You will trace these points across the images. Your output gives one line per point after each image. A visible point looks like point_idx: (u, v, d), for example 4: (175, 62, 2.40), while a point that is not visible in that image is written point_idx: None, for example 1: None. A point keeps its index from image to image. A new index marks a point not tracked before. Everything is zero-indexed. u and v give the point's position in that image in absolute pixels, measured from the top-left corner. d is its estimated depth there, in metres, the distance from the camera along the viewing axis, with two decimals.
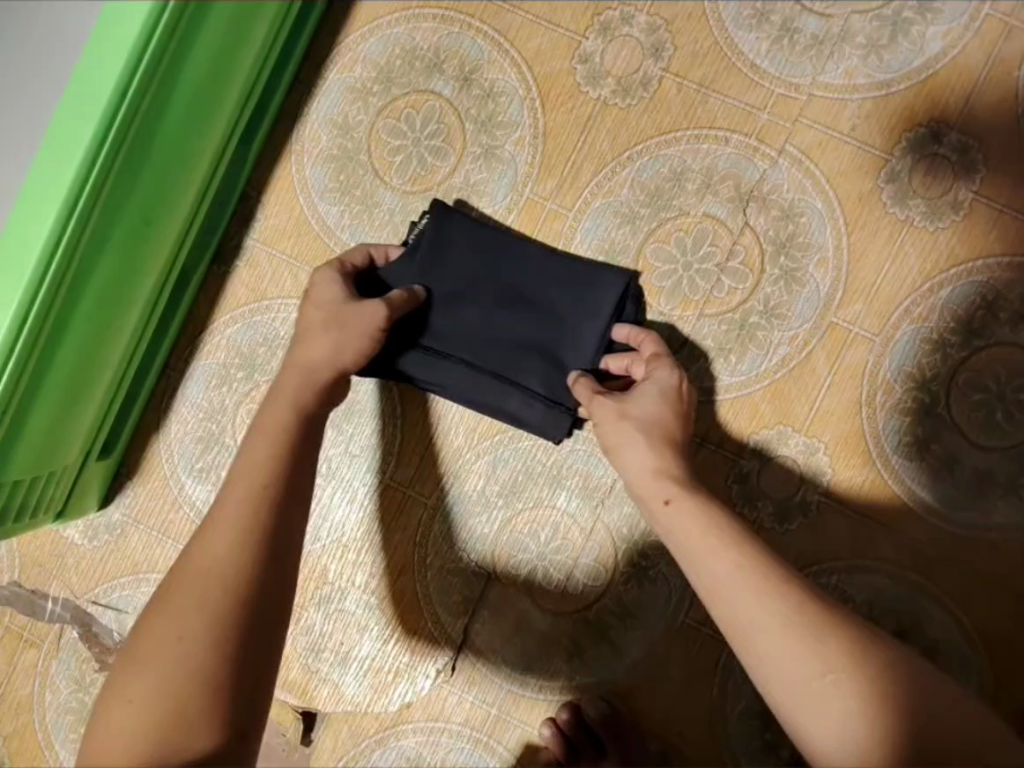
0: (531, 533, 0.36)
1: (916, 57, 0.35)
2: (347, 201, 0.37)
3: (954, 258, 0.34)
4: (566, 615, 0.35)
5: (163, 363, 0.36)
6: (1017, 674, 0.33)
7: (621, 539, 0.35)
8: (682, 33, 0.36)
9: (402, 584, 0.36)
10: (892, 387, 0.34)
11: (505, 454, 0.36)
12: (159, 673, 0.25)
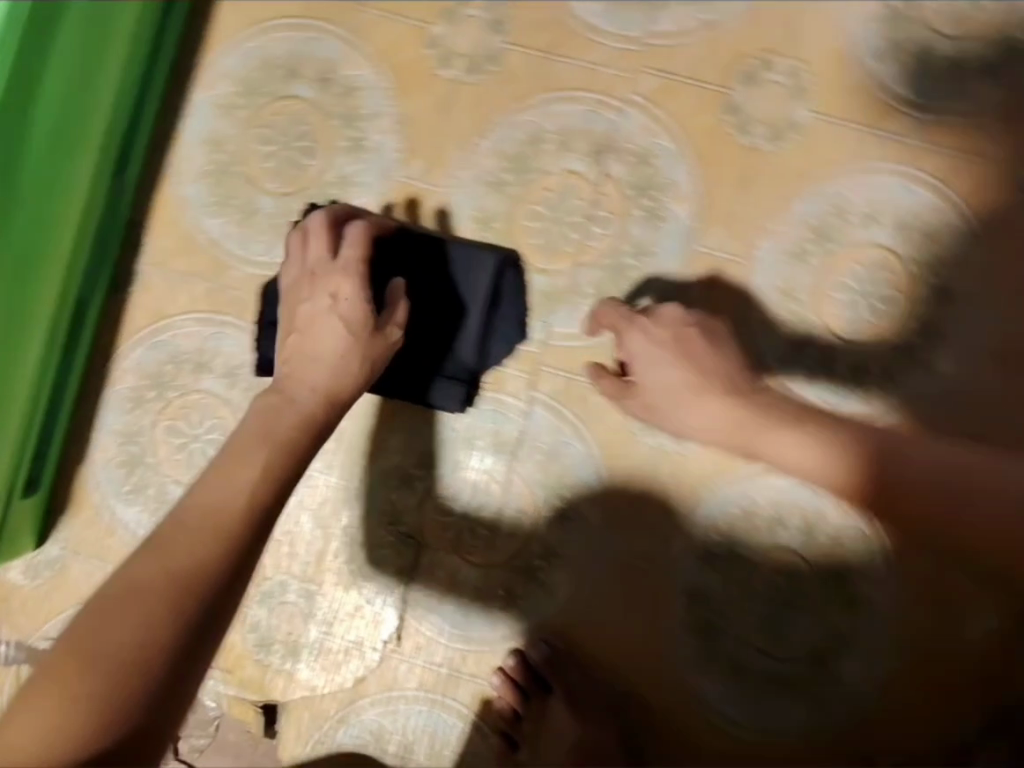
0: (481, 488, 0.56)
1: (639, 27, 0.56)
2: (228, 214, 0.57)
3: (677, 206, 0.55)
4: (495, 568, 0.55)
5: (78, 392, 0.55)
6: (791, 642, 0.54)
7: (534, 490, 0.56)
8: (407, 85, 0.57)
9: (377, 559, 0.56)
10: (661, 264, 0.55)
11: (462, 448, 0.56)
12: (104, 658, 0.35)
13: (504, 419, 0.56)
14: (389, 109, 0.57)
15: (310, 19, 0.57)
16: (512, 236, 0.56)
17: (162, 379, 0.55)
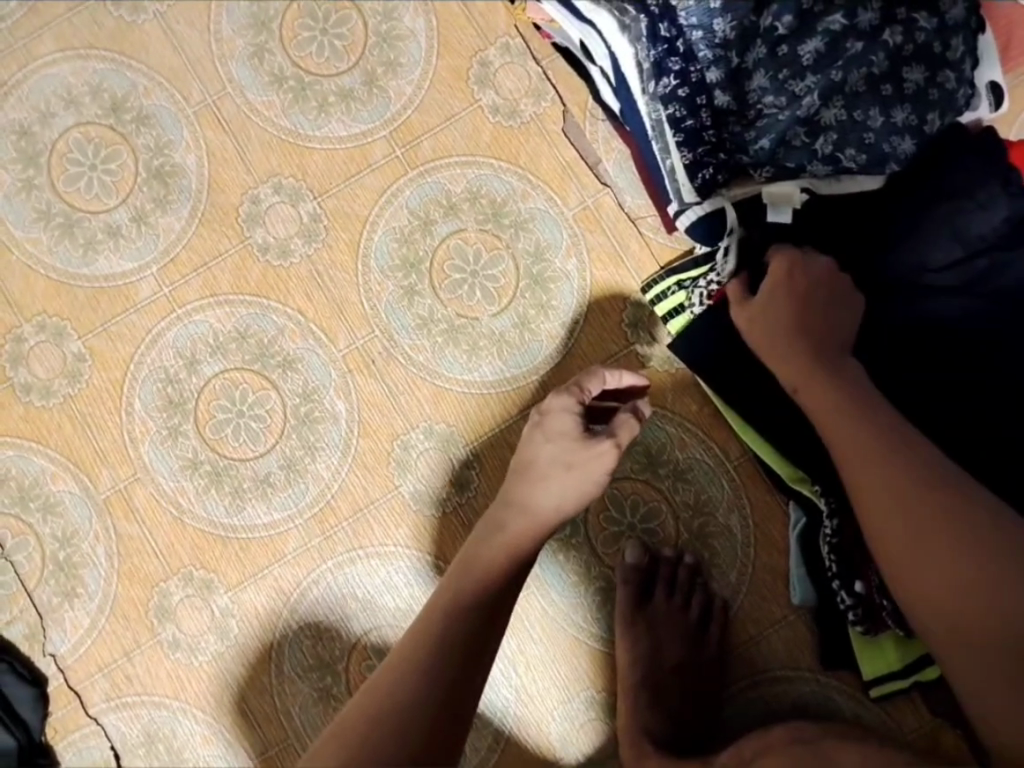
0: (512, 646, 0.89)
1: (369, 125, 0.93)
2: (170, 243, 0.93)
3: (608, 259, 0.91)
4: (516, 676, 0.88)
5: (140, 545, 0.91)
6: (601, 618, 0.89)
7: (533, 632, 0.89)
8: (289, 154, 0.93)
9: (505, 652, 0.88)
10: (556, 270, 0.91)
11: (523, 600, 0.89)
12: (418, 647, 0.71)
13: (418, 445, 0.90)
14: (257, 164, 0.93)
15: (256, 102, 0.93)
16: (432, 275, 0.91)
17: (95, 530, 0.91)
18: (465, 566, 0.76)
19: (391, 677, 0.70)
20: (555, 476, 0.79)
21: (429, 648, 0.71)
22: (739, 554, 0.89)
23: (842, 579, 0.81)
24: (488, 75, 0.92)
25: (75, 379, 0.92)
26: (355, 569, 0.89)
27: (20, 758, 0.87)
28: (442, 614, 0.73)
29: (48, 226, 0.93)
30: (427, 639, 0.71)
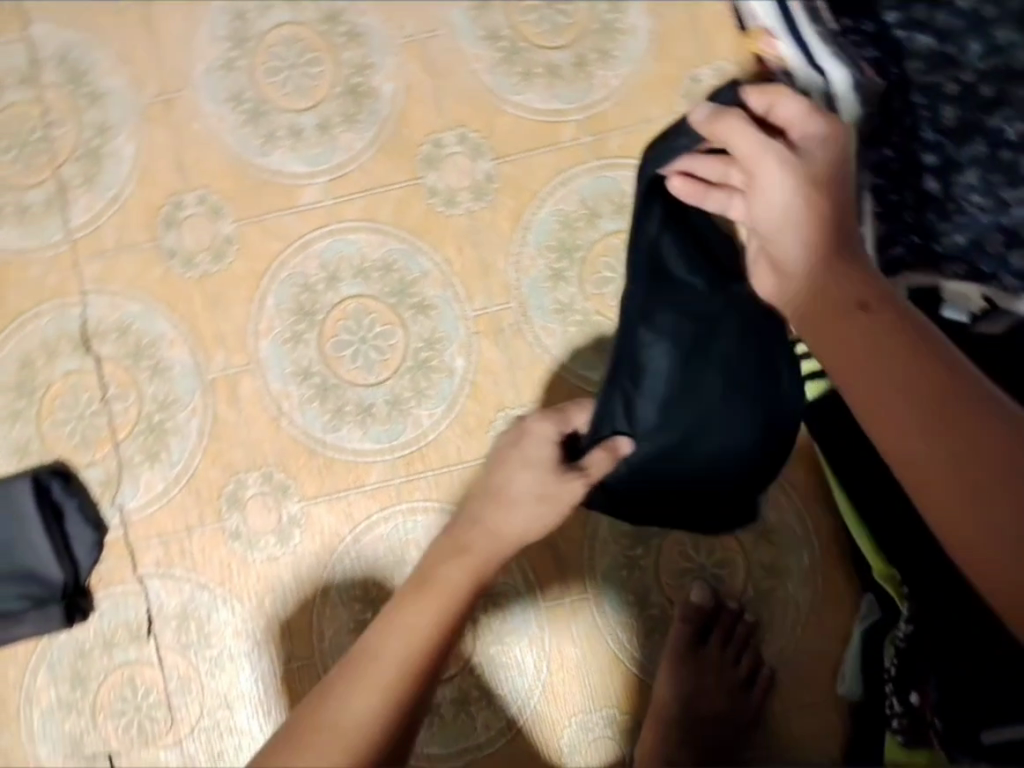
0: (549, 645, 0.94)
1: (568, 106, 0.94)
2: (346, 159, 0.94)
3: None
4: (545, 674, 0.93)
5: (231, 433, 0.93)
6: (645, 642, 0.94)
7: (574, 638, 0.94)
8: (483, 110, 0.94)
9: (542, 649, 0.94)
10: None
11: (574, 606, 0.94)
12: (373, 676, 0.68)
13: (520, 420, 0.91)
14: (449, 110, 0.94)
15: (466, 52, 0.94)
16: (583, 266, 0.92)
17: (194, 404, 0.94)
18: (432, 589, 0.73)
19: (352, 698, 0.67)
20: (524, 505, 0.75)
21: (388, 676, 0.68)
22: (794, 623, 0.93)
23: (895, 684, 0.82)
24: (696, 92, 0.93)
25: (218, 258, 0.94)
26: (425, 517, 0.91)
27: (62, 593, 0.90)
28: (402, 641, 0.70)
29: (236, 108, 0.95)
30: (393, 664, 0.68)
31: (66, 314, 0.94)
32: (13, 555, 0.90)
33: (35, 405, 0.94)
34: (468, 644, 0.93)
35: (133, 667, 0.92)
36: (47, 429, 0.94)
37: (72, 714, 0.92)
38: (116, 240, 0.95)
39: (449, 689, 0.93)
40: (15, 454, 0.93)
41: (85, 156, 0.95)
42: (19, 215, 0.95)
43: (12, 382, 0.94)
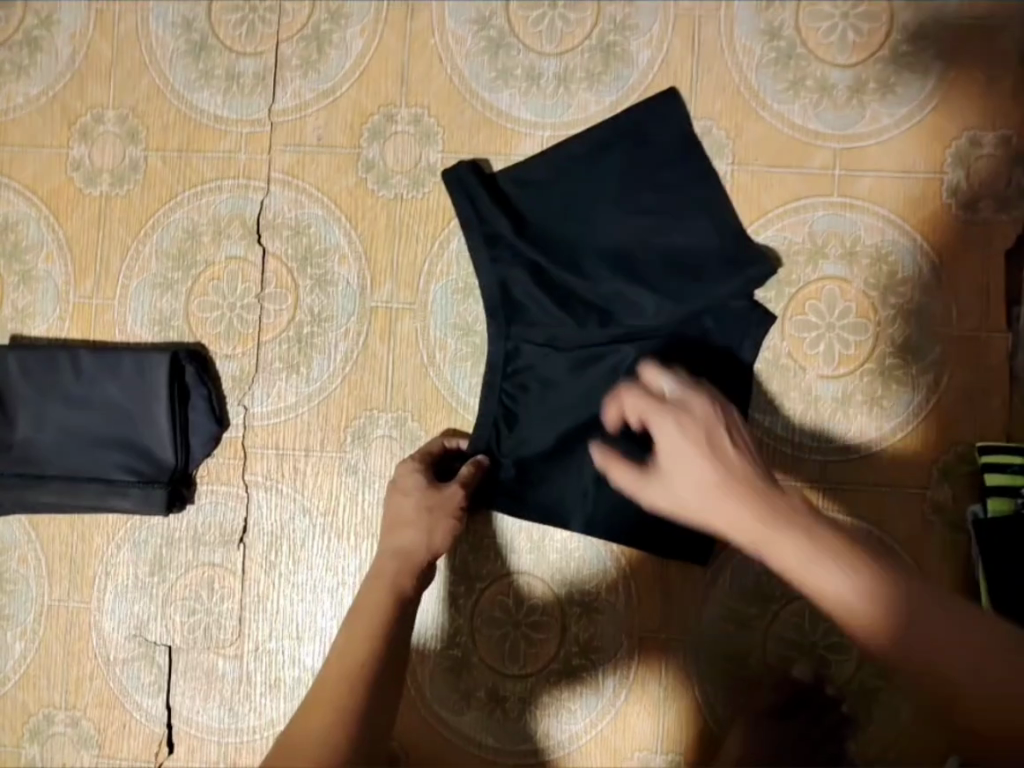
0: (629, 671, 0.87)
1: (828, 131, 0.86)
2: (577, 119, 0.87)
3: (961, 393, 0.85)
4: (618, 699, 0.87)
5: (378, 367, 0.89)
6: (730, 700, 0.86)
7: (660, 670, 0.87)
8: (737, 109, 0.86)
9: (621, 673, 0.87)
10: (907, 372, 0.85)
11: (668, 639, 0.87)
12: (316, 707, 0.71)
13: None
14: (700, 97, 0.86)
15: (738, 42, 0.86)
16: (790, 303, 0.86)
17: (348, 326, 0.89)
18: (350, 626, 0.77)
19: (305, 728, 0.69)
20: (416, 524, 0.80)
21: (329, 702, 0.71)
22: (892, 734, 0.84)
23: None
24: (969, 155, 0.85)
25: (415, 185, 0.88)
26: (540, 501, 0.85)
27: (169, 477, 0.87)
28: (334, 675, 0.73)
29: (479, 33, 0.88)
30: (340, 684, 0.72)
31: (245, 198, 0.90)
32: (132, 426, 0.87)
33: (189, 280, 0.90)
34: (546, 648, 0.88)
35: (215, 569, 0.89)
36: (194, 309, 0.90)
37: (145, 596, 0.90)
38: (317, 136, 0.89)
39: (517, 687, 0.88)
40: (157, 324, 0.90)
41: (310, 39, 0.89)
42: (227, 82, 0.90)
43: (173, 251, 0.90)
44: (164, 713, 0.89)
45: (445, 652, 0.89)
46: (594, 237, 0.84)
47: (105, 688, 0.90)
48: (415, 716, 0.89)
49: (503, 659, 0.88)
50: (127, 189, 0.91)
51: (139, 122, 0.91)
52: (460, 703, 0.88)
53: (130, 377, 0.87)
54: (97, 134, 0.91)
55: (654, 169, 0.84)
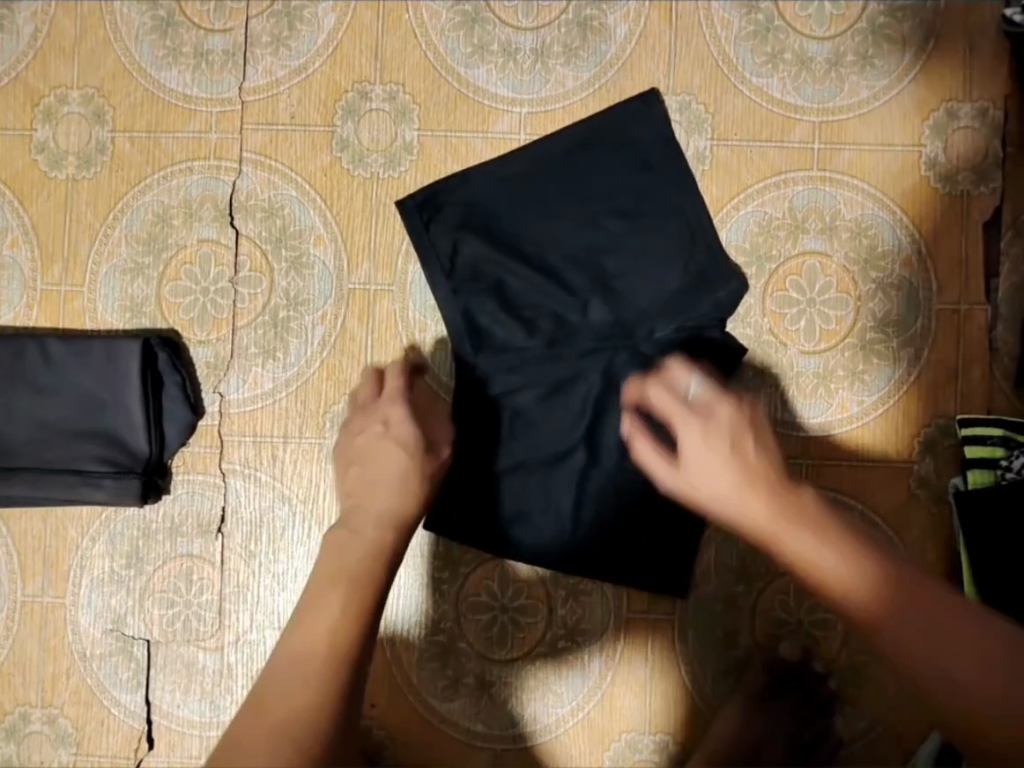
0: (614, 651, 0.86)
1: (806, 104, 0.85)
2: (554, 94, 0.86)
3: (942, 367, 0.85)
4: (605, 681, 0.86)
5: (356, 349, 0.87)
6: (717, 680, 0.86)
7: (647, 651, 0.86)
8: (717, 82, 0.85)
9: (608, 655, 0.86)
10: (890, 347, 0.85)
11: (655, 619, 0.86)
12: (285, 687, 0.62)
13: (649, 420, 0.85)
14: (679, 71, 0.85)
15: (716, 15, 0.85)
16: (771, 279, 0.85)
17: (326, 308, 0.87)
18: (322, 594, 0.67)
19: (273, 711, 0.60)
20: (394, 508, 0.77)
21: (301, 681, 0.62)
22: (878, 708, 0.84)
23: None
24: (947, 127, 0.84)
25: (390, 163, 0.86)
26: (522, 486, 0.84)
27: (143, 467, 0.85)
28: (309, 649, 0.64)
29: (454, 8, 0.86)
30: (317, 663, 0.63)
31: (217, 179, 0.87)
32: (104, 416, 0.85)
33: (160, 265, 0.87)
34: (532, 631, 0.87)
35: (193, 560, 0.87)
36: (166, 294, 0.87)
37: (122, 589, 0.88)
38: (290, 114, 0.87)
39: (504, 672, 0.87)
40: (127, 311, 0.88)
41: (281, 15, 0.87)
42: (195, 60, 0.87)
43: (143, 235, 0.88)
44: (144, 709, 0.87)
45: (432, 638, 0.87)
46: (564, 242, 0.84)
47: (82, 684, 0.88)
48: (403, 703, 0.87)
49: (491, 645, 0.87)
50: (94, 171, 0.88)
51: (104, 102, 0.88)
52: (447, 690, 0.87)
53: (100, 365, 0.85)
54: (62, 115, 0.88)
55: (635, 173, 0.83)
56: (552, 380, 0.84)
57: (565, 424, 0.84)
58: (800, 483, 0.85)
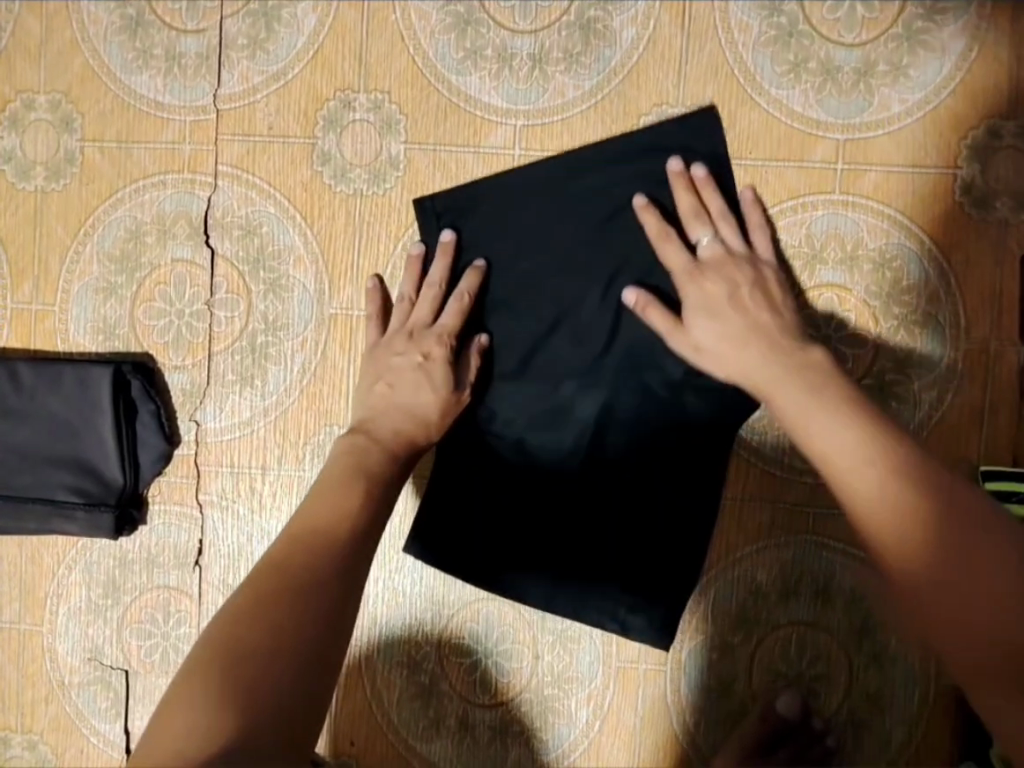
0: (602, 699, 0.83)
1: (829, 120, 0.77)
2: (552, 105, 0.79)
3: (967, 412, 0.78)
4: (592, 729, 0.83)
5: (337, 379, 0.82)
6: (709, 733, 0.82)
7: (637, 700, 0.83)
8: (732, 94, 0.78)
9: (596, 703, 0.83)
10: (912, 390, 0.79)
11: (645, 667, 0.82)
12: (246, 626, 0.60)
13: None
14: (690, 83, 0.78)
15: (732, 19, 0.77)
16: None
17: (306, 333, 0.82)
18: (295, 541, 0.66)
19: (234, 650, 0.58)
20: None
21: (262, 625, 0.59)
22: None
23: None
24: (987, 147, 0.76)
25: (375, 179, 0.80)
26: (509, 528, 0.80)
27: (117, 498, 0.82)
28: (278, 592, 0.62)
29: (444, 8, 0.79)
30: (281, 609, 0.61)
31: (191, 194, 0.82)
32: (77, 444, 0.81)
33: (133, 285, 0.83)
34: (517, 674, 0.83)
35: (171, 592, 0.85)
36: (140, 316, 0.83)
37: (99, 619, 0.86)
38: (268, 124, 0.81)
39: (488, 715, 0.84)
40: (100, 333, 0.83)
41: (258, 15, 0.80)
42: (167, 64, 0.81)
43: (115, 253, 0.83)
44: (123, 739, 0.86)
45: (413, 678, 0.85)
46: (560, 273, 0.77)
47: (61, 712, 0.86)
48: (382, 743, 0.85)
49: (474, 687, 0.84)
50: (64, 183, 0.83)
51: (73, 109, 0.82)
52: (428, 731, 0.85)
53: (71, 391, 0.81)
54: (29, 122, 0.83)
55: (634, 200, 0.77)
56: (547, 418, 0.79)
57: (557, 470, 0.79)
58: (806, 532, 0.80)
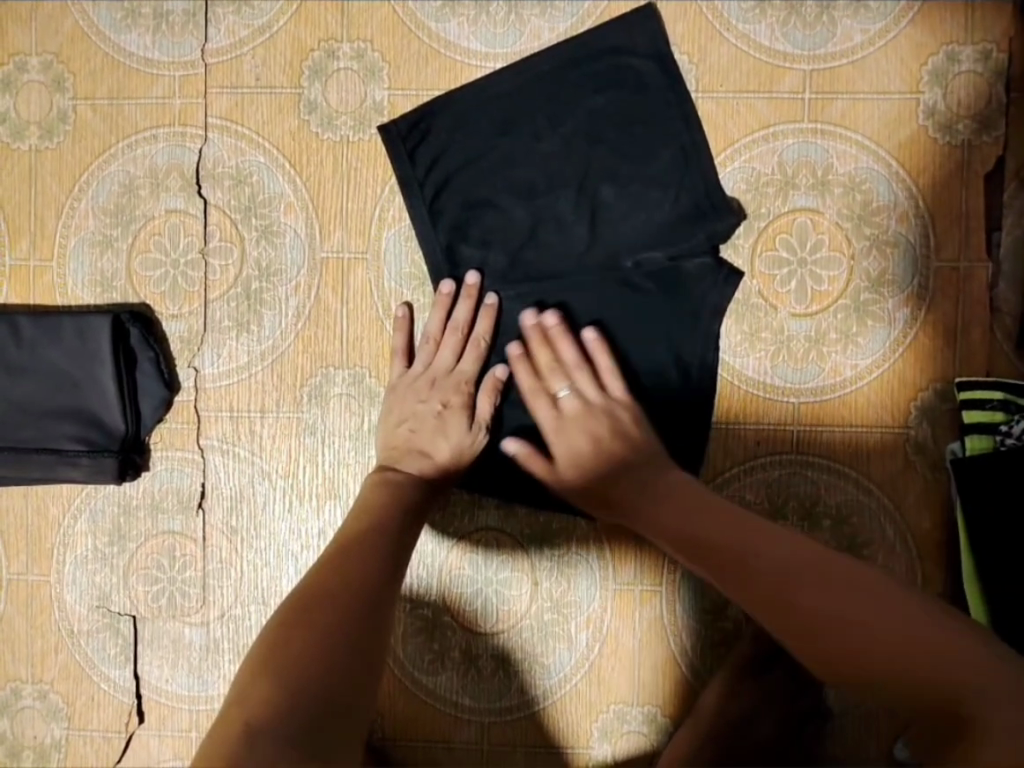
0: (601, 623, 0.85)
1: (794, 51, 0.81)
2: (529, 47, 0.82)
3: (940, 327, 0.81)
4: (592, 654, 0.85)
5: (330, 321, 0.85)
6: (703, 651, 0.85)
7: (634, 622, 0.85)
8: (700, 29, 0.81)
9: (595, 627, 0.85)
10: (887, 309, 0.82)
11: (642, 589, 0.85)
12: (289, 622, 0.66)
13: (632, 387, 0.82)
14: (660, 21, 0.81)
15: None
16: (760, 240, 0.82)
17: (298, 277, 0.85)
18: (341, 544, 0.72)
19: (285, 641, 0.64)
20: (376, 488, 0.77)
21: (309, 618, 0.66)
22: None
23: None
24: (947, 72, 0.79)
25: (360, 125, 0.83)
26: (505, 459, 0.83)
27: (120, 445, 0.84)
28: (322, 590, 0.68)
29: None
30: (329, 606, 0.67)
31: (182, 147, 0.84)
32: (78, 394, 0.83)
33: (129, 237, 0.85)
34: (517, 604, 0.86)
35: (176, 537, 0.87)
36: (136, 267, 0.85)
37: (106, 567, 0.87)
38: (255, 76, 0.83)
39: (490, 645, 0.86)
40: (98, 285, 0.86)
41: None
42: (154, 21, 0.84)
43: (110, 207, 0.85)
44: (133, 683, 0.88)
45: (416, 611, 0.87)
46: (542, 207, 0.80)
47: (71, 660, 0.88)
48: (388, 676, 0.87)
49: (476, 617, 0.86)
50: (57, 141, 0.85)
51: (64, 69, 0.85)
52: (433, 662, 0.87)
53: (72, 342, 0.83)
54: (22, 84, 0.85)
55: (611, 134, 0.79)
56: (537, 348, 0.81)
57: None
58: (792, 451, 0.83)
